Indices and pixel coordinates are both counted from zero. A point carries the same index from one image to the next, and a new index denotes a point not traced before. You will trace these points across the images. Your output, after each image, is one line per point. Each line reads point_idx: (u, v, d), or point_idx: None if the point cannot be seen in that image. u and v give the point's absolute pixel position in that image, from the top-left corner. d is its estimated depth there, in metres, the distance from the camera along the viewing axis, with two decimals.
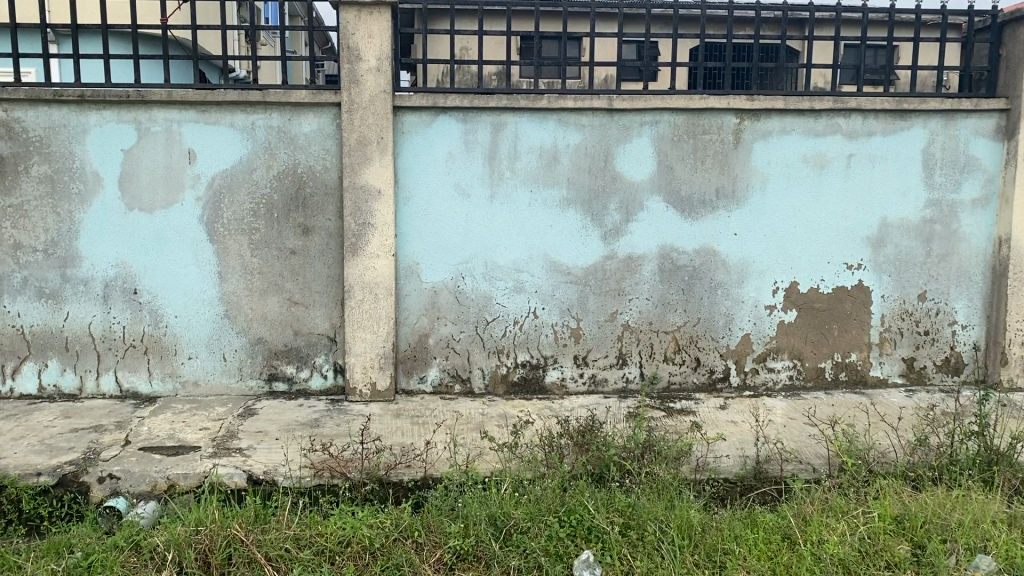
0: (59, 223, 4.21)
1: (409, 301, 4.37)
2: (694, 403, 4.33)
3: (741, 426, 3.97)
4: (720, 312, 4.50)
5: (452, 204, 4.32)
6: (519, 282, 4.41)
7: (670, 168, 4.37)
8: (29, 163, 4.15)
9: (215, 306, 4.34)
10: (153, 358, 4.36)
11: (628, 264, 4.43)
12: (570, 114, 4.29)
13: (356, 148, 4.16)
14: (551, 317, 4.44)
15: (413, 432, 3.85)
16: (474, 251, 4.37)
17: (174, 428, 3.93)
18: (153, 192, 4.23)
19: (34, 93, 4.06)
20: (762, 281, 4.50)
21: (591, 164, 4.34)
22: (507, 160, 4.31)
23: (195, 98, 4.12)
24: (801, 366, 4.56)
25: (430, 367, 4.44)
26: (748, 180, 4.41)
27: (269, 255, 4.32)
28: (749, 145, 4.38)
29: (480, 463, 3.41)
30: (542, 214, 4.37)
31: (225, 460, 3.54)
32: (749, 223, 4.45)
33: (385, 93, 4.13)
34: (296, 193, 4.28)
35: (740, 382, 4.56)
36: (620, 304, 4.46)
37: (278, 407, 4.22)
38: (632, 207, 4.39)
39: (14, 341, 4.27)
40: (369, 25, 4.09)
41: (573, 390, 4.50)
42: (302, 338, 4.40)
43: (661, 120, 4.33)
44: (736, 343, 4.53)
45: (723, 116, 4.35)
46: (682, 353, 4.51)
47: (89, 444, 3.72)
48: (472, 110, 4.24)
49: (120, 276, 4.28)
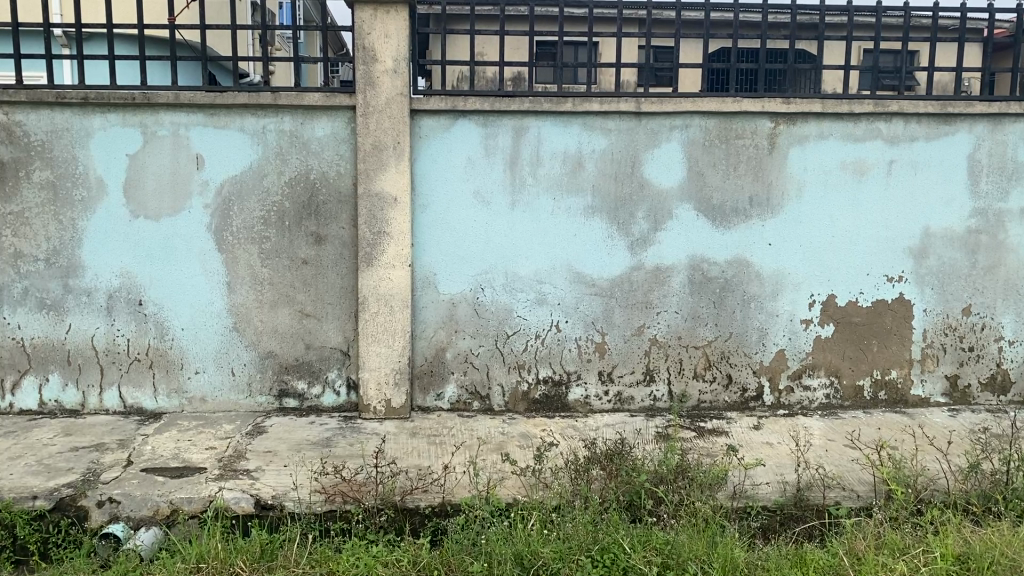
0: (62, 231, 4.03)
1: (426, 313, 4.17)
2: (726, 423, 4.11)
3: (777, 448, 3.75)
4: (753, 326, 4.27)
5: (471, 212, 4.11)
6: (541, 294, 4.20)
7: (701, 174, 4.15)
8: (30, 169, 3.98)
9: (223, 319, 4.15)
10: (159, 373, 4.17)
11: (655, 275, 4.21)
12: (595, 117, 4.08)
13: (371, 153, 3.97)
14: (575, 331, 4.23)
15: (430, 453, 3.65)
16: (494, 261, 4.16)
17: (179, 447, 3.74)
18: (159, 200, 4.05)
19: (36, 95, 3.89)
20: (798, 294, 4.26)
21: (618, 170, 4.12)
22: (529, 166, 4.10)
23: (204, 100, 3.93)
24: (838, 383, 4.33)
25: (447, 383, 4.23)
26: (783, 188, 4.18)
27: (280, 264, 4.12)
28: (784, 151, 4.15)
29: (500, 490, 3.22)
30: (566, 222, 4.15)
31: (231, 483, 3.35)
32: (784, 232, 4.22)
33: (401, 96, 3.94)
34: (308, 201, 4.08)
35: (774, 401, 4.32)
36: (647, 318, 4.23)
37: (288, 425, 4.02)
38: (661, 216, 4.17)
39: (14, 354, 4.09)
40: (386, 25, 3.91)
41: (598, 408, 4.27)
42: (313, 352, 4.20)
43: (692, 124, 4.11)
44: (770, 359, 4.29)
45: (757, 119, 4.13)
46: (712, 370, 4.28)
47: (89, 464, 3.53)
48: (493, 114, 4.04)
49: (124, 286, 4.09)
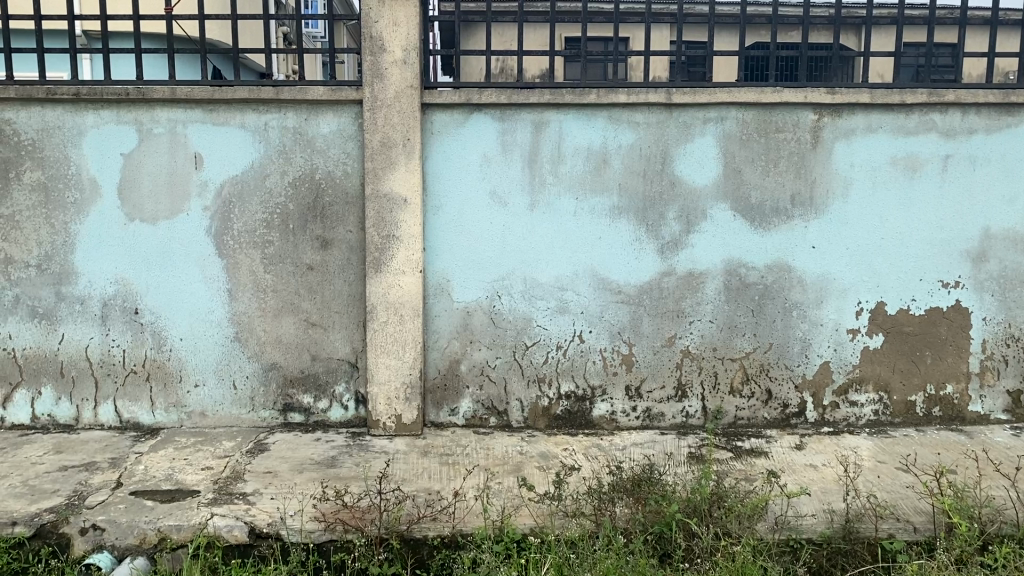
0: (54, 235, 3.80)
1: (439, 323, 3.88)
2: (765, 443, 3.77)
3: (823, 472, 3.42)
4: (795, 337, 3.92)
5: (487, 213, 3.82)
6: (563, 302, 3.89)
7: (738, 171, 3.81)
8: (21, 170, 3.75)
9: (224, 328, 3.89)
10: (157, 386, 3.93)
11: (687, 281, 3.88)
12: (621, 110, 3.76)
13: (379, 151, 3.69)
14: (599, 341, 3.91)
15: (441, 475, 3.37)
16: (512, 266, 3.86)
17: (174, 467, 3.48)
18: (156, 201, 3.80)
19: (26, 91, 3.65)
20: (844, 302, 3.91)
21: (646, 168, 3.80)
22: (550, 164, 3.79)
23: (202, 95, 3.67)
24: (888, 399, 3.97)
25: (462, 398, 3.94)
26: (827, 186, 3.83)
27: (284, 270, 3.85)
28: (829, 146, 3.81)
29: (516, 519, 2.96)
30: (590, 224, 3.84)
31: (225, 508, 3.08)
32: (828, 234, 3.87)
33: (412, 88, 3.66)
34: (313, 202, 3.81)
35: (818, 418, 3.97)
36: (678, 327, 3.91)
37: (292, 442, 3.75)
38: (694, 216, 3.84)
39: (5, 366, 3.87)
40: (395, 12, 3.63)
41: (625, 426, 3.95)
42: (320, 364, 3.93)
43: (727, 117, 3.78)
44: (814, 372, 3.95)
45: (799, 111, 3.79)
46: (750, 384, 3.95)
47: (76, 486, 3.28)
48: (510, 107, 3.74)
49: (120, 293, 3.86)
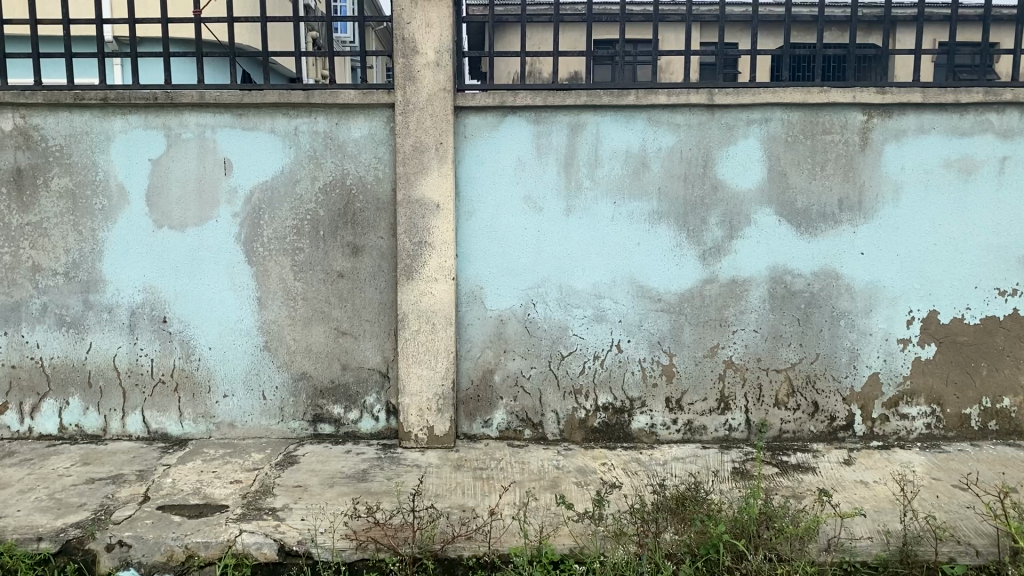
0: (81, 243, 3.74)
1: (473, 332, 3.77)
2: (812, 458, 3.62)
3: (874, 490, 3.26)
4: (843, 347, 3.76)
5: (522, 219, 3.70)
6: (600, 311, 3.76)
7: (783, 174, 3.66)
8: (48, 176, 3.70)
9: (253, 337, 3.81)
10: (185, 397, 3.85)
11: (730, 289, 3.74)
12: (661, 112, 3.63)
13: (411, 155, 3.59)
14: (638, 351, 3.77)
15: (475, 491, 3.26)
16: (548, 273, 3.74)
17: (202, 481, 3.39)
18: (184, 208, 3.73)
19: (53, 96, 3.60)
20: (894, 310, 3.74)
21: (687, 171, 3.66)
22: (587, 168, 3.67)
23: (231, 99, 3.60)
24: (941, 412, 3.79)
25: (495, 410, 3.82)
26: (877, 189, 3.67)
27: (314, 278, 3.76)
28: (878, 147, 3.64)
29: (555, 539, 2.84)
30: (628, 230, 3.70)
31: (253, 525, 2.99)
32: (878, 240, 3.70)
33: (444, 91, 3.56)
34: (344, 208, 3.72)
35: (866, 432, 3.80)
36: (721, 337, 3.76)
37: (322, 455, 3.65)
38: (737, 222, 3.70)
39: (33, 376, 3.81)
40: (428, 13, 3.53)
41: (665, 439, 3.82)
42: (350, 374, 3.83)
43: (771, 118, 3.63)
44: (862, 384, 3.78)
45: (847, 112, 3.63)
46: (796, 397, 3.79)
47: (102, 500, 3.21)
48: (546, 109, 3.62)
49: (148, 302, 3.79)
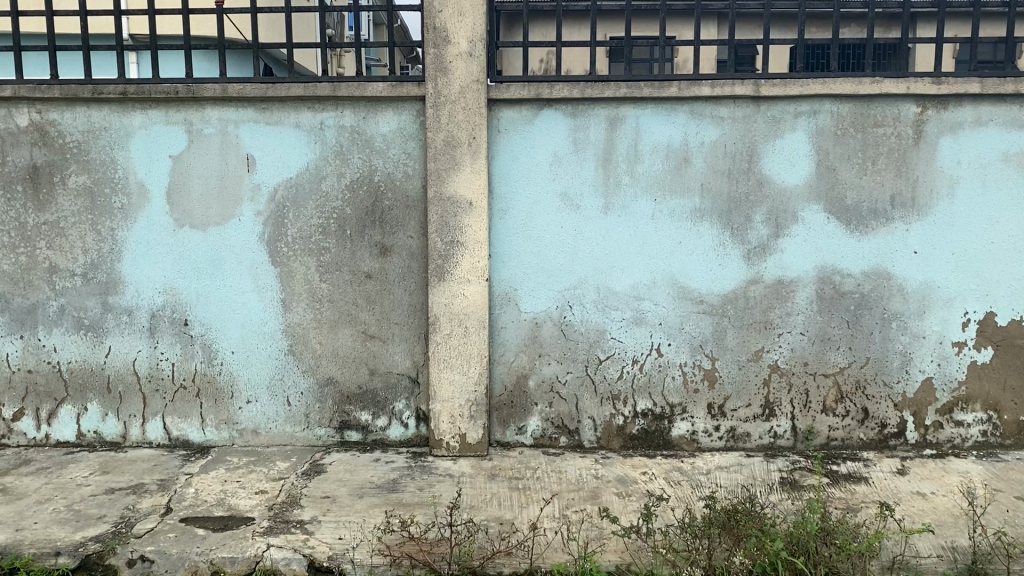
0: (100, 243, 3.60)
1: (506, 335, 3.61)
2: (863, 467, 3.44)
3: (935, 502, 3.09)
4: (895, 351, 3.58)
5: (558, 217, 3.54)
6: (638, 313, 3.59)
7: (832, 170, 3.49)
8: (65, 173, 3.56)
9: (278, 341, 3.66)
10: (207, 403, 3.71)
11: (776, 290, 3.56)
12: (704, 104, 3.46)
13: (443, 150, 3.43)
14: (679, 355, 3.61)
15: (512, 502, 3.10)
16: (584, 274, 3.57)
17: (226, 491, 3.25)
18: (206, 206, 3.58)
19: (71, 90, 3.46)
20: (949, 312, 3.56)
21: (731, 166, 3.49)
22: (626, 163, 3.50)
23: (254, 93, 3.45)
24: (998, 420, 3.61)
25: (529, 416, 3.66)
26: (930, 185, 3.49)
27: (341, 279, 3.61)
28: (932, 141, 3.46)
29: (600, 556, 2.70)
30: (669, 229, 3.54)
31: (281, 539, 2.84)
32: (932, 239, 3.52)
33: (477, 83, 3.40)
34: (372, 207, 3.57)
35: (919, 440, 3.62)
36: (766, 340, 3.59)
37: (349, 463, 3.50)
38: (783, 219, 3.53)
39: (50, 381, 3.68)
40: (460, 1, 3.38)
41: (707, 447, 3.65)
42: (378, 379, 3.67)
43: (820, 110, 3.46)
44: (915, 390, 3.60)
45: (900, 103, 3.45)
46: (845, 403, 3.62)
47: (122, 512, 3.07)
48: (583, 102, 3.46)
49: (168, 304, 3.65)
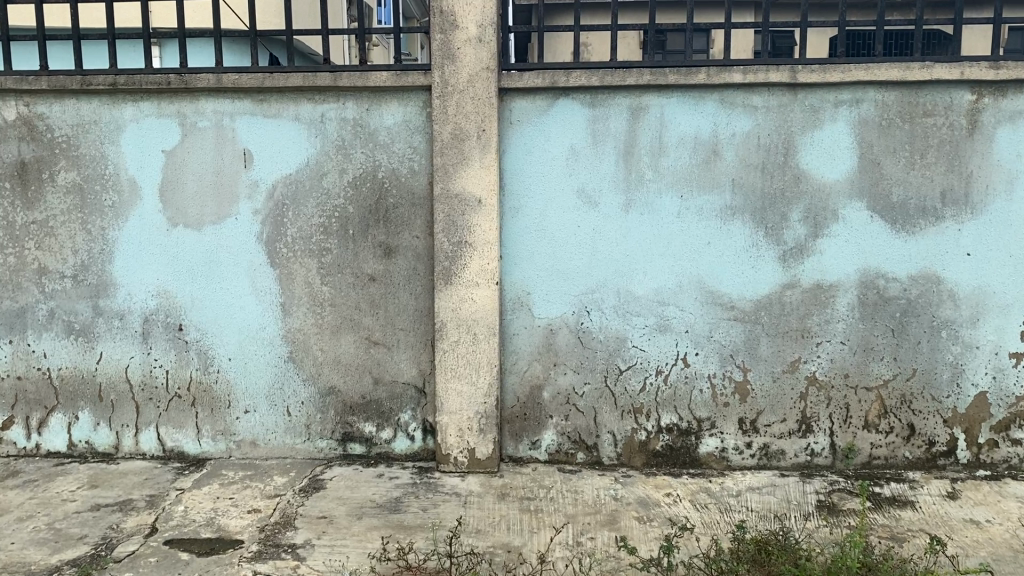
0: (90, 243, 3.41)
1: (519, 342, 3.35)
2: (909, 490, 3.14)
3: (990, 532, 2.78)
4: (945, 362, 3.27)
5: (576, 215, 3.27)
6: (663, 319, 3.31)
7: (877, 163, 3.18)
8: (54, 169, 3.37)
9: (276, 347, 3.44)
10: (203, 412, 3.50)
11: (815, 295, 3.27)
12: (735, 92, 3.17)
13: (450, 144, 3.19)
14: (707, 365, 3.33)
15: (522, 526, 2.85)
16: (605, 278, 3.30)
17: (216, 509, 3.03)
18: (200, 204, 3.37)
19: (58, 81, 3.26)
20: (1006, 320, 3.23)
21: (766, 160, 3.20)
22: (650, 157, 3.23)
23: (250, 83, 3.23)
24: None
25: (545, 430, 3.40)
26: (986, 180, 3.17)
27: (343, 282, 3.38)
28: (989, 131, 3.14)
29: None
30: (697, 228, 3.25)
31: (269, 566, 2.61)
32: (987, 239, 3.20)
33: (487, 71, 3.15)
34: (375, 205, 3.33)
35: (971, 460, 3.30)
36: (803, 350, 3.30)
37: (351, 479, 3.27)
38: (822, 218, 3.23)
39: (40, 388, 3.50)
40: None
41: (737, 465, 3.36)
42: (383, 389, 3.44)
43: (863, 99, 3.15)
44: (967, 405, 3.28)
45: (953, 91, 3.13)
46: (889, 418, 3.31)
47: (105, 532, 2.86)
48: (603, 90, 3.19)
49: (162, 308, 3.44)
